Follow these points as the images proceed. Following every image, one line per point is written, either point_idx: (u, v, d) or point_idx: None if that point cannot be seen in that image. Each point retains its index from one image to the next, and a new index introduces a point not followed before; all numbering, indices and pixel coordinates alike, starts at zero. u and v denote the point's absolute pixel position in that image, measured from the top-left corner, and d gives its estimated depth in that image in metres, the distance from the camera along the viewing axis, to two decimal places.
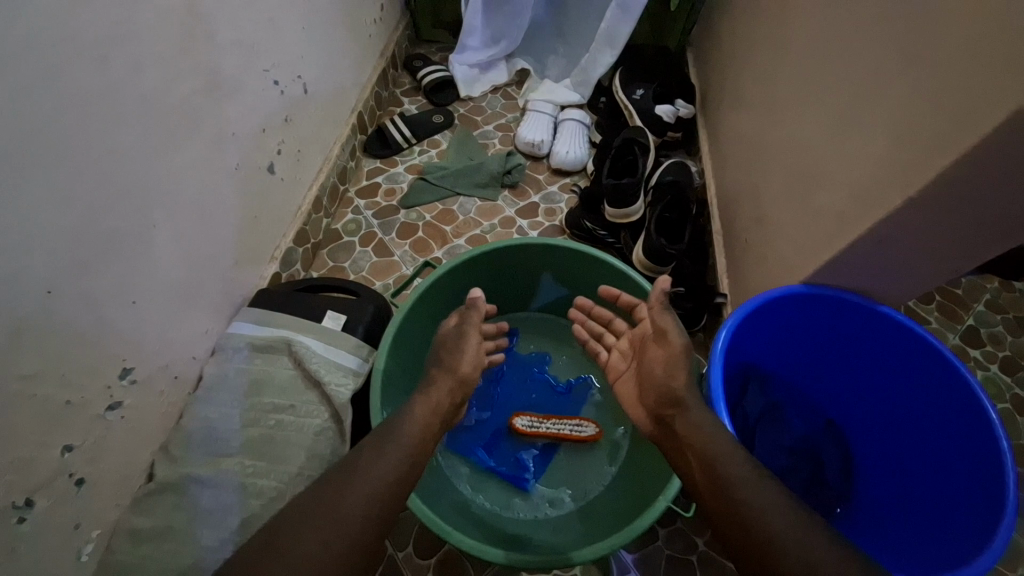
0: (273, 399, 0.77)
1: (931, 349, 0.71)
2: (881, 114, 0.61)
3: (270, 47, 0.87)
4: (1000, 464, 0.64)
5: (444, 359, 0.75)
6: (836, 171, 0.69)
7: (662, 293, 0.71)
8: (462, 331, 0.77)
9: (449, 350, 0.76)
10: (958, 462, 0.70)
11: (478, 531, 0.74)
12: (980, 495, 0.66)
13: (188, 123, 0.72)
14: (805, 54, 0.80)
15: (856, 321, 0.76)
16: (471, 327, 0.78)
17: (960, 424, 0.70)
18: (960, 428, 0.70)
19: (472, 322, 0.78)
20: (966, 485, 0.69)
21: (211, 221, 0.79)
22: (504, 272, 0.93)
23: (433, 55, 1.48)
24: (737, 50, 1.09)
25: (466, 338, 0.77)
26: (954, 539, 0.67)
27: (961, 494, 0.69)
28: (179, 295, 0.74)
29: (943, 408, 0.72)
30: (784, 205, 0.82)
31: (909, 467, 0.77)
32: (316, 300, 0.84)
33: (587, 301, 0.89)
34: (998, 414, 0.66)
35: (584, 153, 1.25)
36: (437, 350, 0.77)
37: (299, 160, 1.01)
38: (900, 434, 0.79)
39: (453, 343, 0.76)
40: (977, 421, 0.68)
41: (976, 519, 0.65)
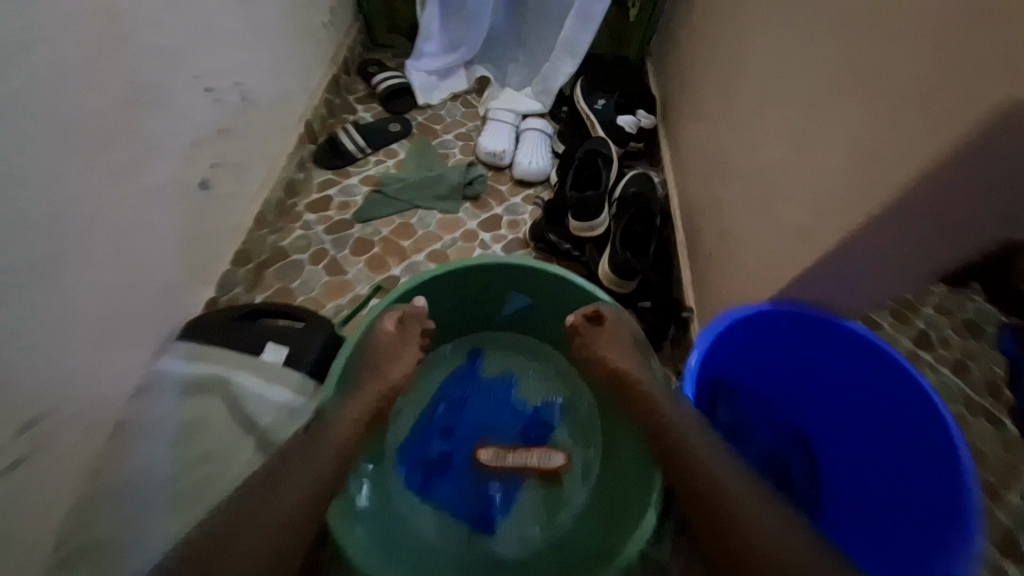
0: (206, 447, 0.70)
1: (896, 366, 0.69)
2: (842, 131, 0.60)
3: (203, 51, 0.79)
4: (963, 491, 0.62)
5: (378, 364, 0.74)
6: (798, 187, 0.68)
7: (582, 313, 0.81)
8: (400, 339, 0.77)
9: (384, 356, 0.74)
10: (930, 484, 0.68)
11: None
12: (948, 521, 0.64)
13: (102, 137, 0.64)
14: (761, 67, 0.80)
15: (821, 335, 0.75)
16: (409, 337, 0.78)
17: (929, 444, 0.68)
18: (930, 448, 0.68)
19: (411, 332, 0.78)
20: (936, 508, 0.67)
21: (133, 245, 0.71)
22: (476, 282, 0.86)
23: (389, 61, 1.42)
24: (695, 61, 1.09)
25: (404, 347, 0.77)
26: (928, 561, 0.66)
27: (933, 516, 0.67)
28: (93, 331, 0.66)
29: (912, 426, 0.70)
30: (746, 219, 0.81)
31: (892, 482, 0.75)
32: (254, 332, 0.78)
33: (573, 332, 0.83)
34: (962, 435, 0.63)
35: (546, 163, 1.22)
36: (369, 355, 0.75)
37: (239, 174, 0.93)
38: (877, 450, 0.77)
39: (389, 349, 0.75)
40: (943, 443, 0.65)
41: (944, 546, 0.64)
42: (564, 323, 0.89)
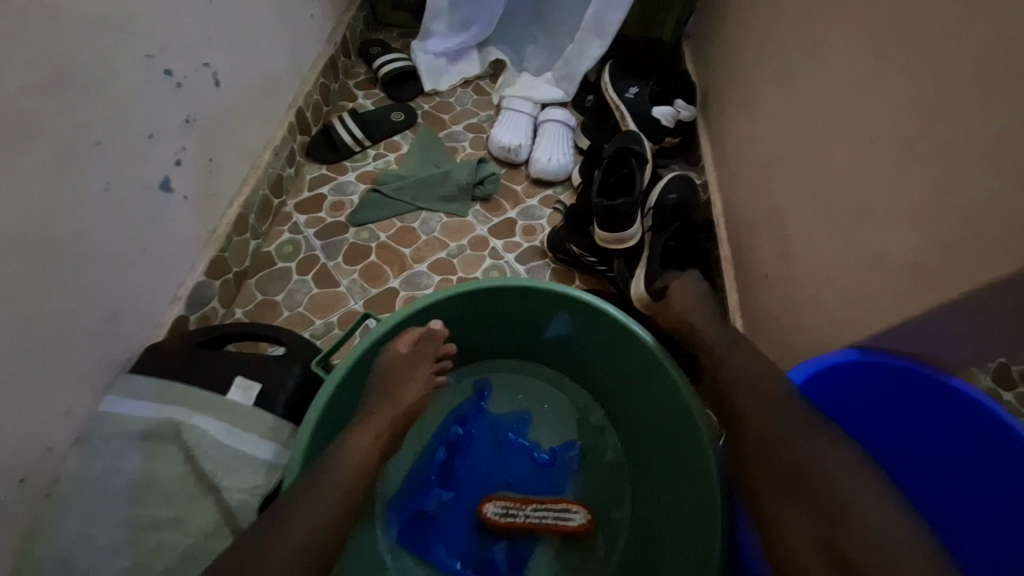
0: (153, 511, 0.57)
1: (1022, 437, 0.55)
2: (984, 135, 0.44)
3: (158, 26, 0.66)
4: None
5: (387, 390, 0.62)
6: (904, 206, 0.52)
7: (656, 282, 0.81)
8: (413, 361, 0.64)
9: (394, 380, 0.62)
10: None
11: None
12: None
13: (19, 132, 0.51)
14: (842, 49, 0.64)
15: (912, 390, 0.61)
16: (422, 358, 0.65)
17: None
18: None
19: (425, 353, 0.65)
20: None
21: (69, 263, 0.58)
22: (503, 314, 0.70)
23: (393, 41, 1.27)
24: (747, 43, 0.93)
25: (416, 367, 0.64)
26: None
27: None
28: (18, 370, 0.54)
29: None
30: (820, 239, 0.65)
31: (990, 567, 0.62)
32: (222, 362, 0.64)
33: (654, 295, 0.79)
34: None
35: (568, 160, 1.07)
36: (377, 378, 0.63)
37: (213, 172, 0.80)
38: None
39: (400, 372, 0.63)
40: None
41: None
42: (595, 359, 0.75)
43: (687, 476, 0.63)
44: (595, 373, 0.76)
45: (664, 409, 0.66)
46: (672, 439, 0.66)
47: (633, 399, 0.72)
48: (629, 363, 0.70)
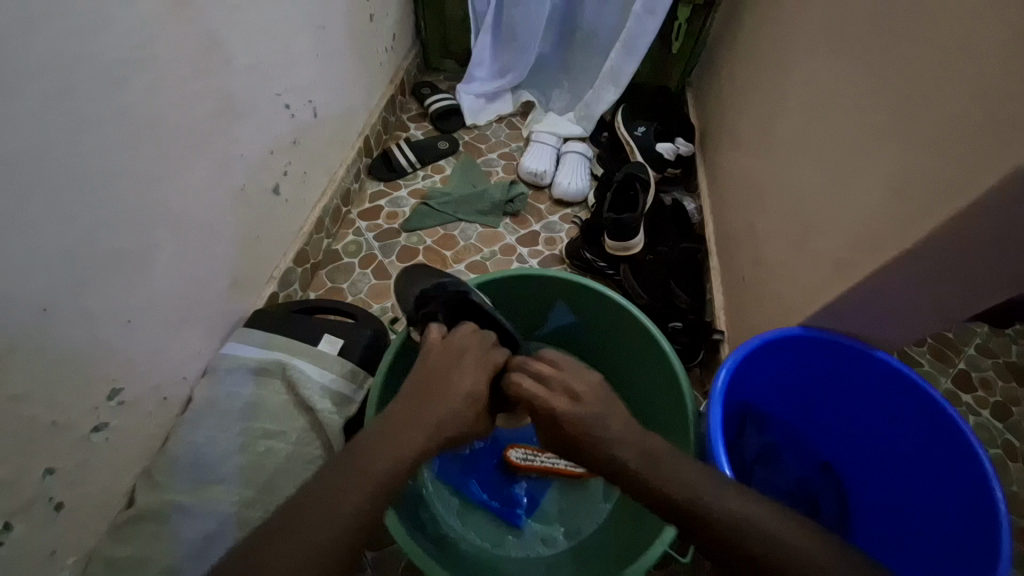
0: (263, 425, 0.75)
1: (895, 372, 0.72)
2: (881, 166, 0.62)
3: (283, 72, 0.89)
4: (988, 485, 0.64)
5: (439, 377, 0.59)
6: (835, 217, 0.70)
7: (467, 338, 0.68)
8: (464, 349, 0.63)
9: (446, 366, 0.60)
10: (945, 481, 0.70)
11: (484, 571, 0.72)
12: (975, 517, 0.66)
13: (198, 144, 0.73)
14: (803, 102, 0.83)
15: (825, 352, 0.76)
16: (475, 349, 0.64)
17: (939, 444, 0.71)
18: (940, 447, 0.71)
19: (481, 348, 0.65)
20: (959, 504, 0.68)
21: (213, 240, 0.79)
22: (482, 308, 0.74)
23: (441, 84, 1.52)
24: (736, 94, 1.13)
25: (467, 359, 0.63)
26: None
27: (957, 513, 0.68)
28: (176, 313, 0.74)
29: (918, 429, 0.73)
30: (783, 247, 0.83)
31: (861, 463, 0.82)
32: (312, 323, 0.84)
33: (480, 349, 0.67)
34: (969, 426, 0.67)
35: (585, 185, 1.27)
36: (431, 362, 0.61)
37: (304, 181, 1.02)
38: (892, 458, 0.78)
39: (452, 358, 0.62)
40: (954, 437, 0.69)
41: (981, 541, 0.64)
42: (600, 340, 0.94)
43: (673, 424, 0.80)
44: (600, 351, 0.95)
45: (656, 375, 0.84)
46: (663, 396, 0.83)
47: (631, 372, 0.90)
48: (627, 341, 0.89)
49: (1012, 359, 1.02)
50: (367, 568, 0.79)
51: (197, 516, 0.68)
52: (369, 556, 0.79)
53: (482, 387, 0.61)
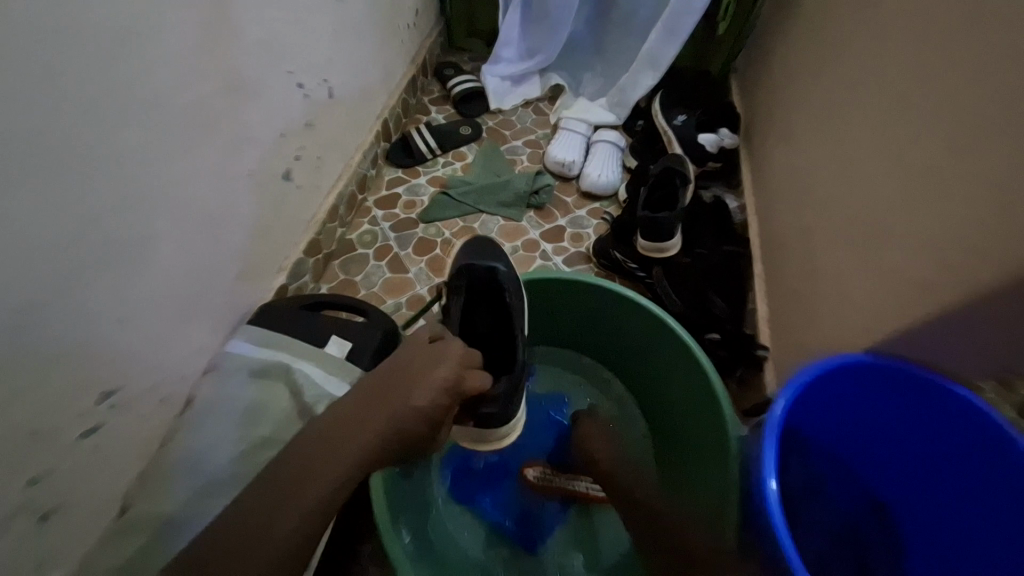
0: (267, 432, 0.70)
1: (973, 415, 0.60)
2: (984, 172, 0.52)
3: (296, 48, 0.82)
4: None
5: (405, 379, 0.56)
6: (917, 229, 0.60)
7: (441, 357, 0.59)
8: (438, 356, 0.58)
9: (412, 372, 0.56)
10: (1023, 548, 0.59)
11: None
12: None
13: (203, 125, 0.67)
14: (874, 92, 0.73)
15: (893, 382, 0.65)
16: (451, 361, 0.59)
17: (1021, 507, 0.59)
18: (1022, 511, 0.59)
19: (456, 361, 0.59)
20: None
21: (219, 231, 0.74)
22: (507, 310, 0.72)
23: (465, 64, 1.43)
24: (790, 81, 1.02)
25: (435, 368, 0.57)
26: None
27: None
28: (176, 309, 0.69)
29: (997, 485, 0.61)
30: (845, 257, 0.73)
31: (925, 509, 0.71)
32: (321, 322, 0.78)
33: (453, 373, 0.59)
34: None
35: (616, 178, 1.18)
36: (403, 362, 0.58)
37: (318, 167, 0.96)
38: (963, 512, 0.66)
39: (420, 363, 0.57)
40: None
41: None
42: (628, 350, 0.86)
43: (710, 451, 0.72)
44: (628, 363, 0.87)
45: (691, 394, 0.77)
46: (698, 419, 0.75)
47: (663, 388, 0.82)
48: (660, 354, 0.81)
49: None
50: None
51: (195, 529, 0.64)
52: (375, 572, 0.75)
53: (442, 404, 0.56)
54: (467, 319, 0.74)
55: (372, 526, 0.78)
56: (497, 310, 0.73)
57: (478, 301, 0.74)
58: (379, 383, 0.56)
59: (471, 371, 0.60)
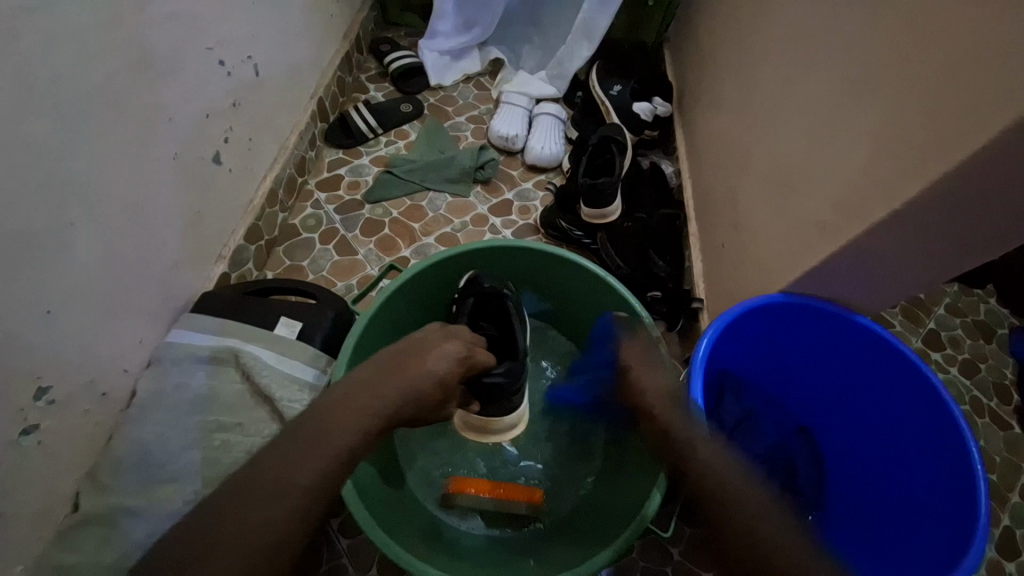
0: (218, 418, 0.69)
1: (876, 336, 0.71)
2: (866, 123, 0.59)
3: (214, 23, 0.78)
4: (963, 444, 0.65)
5: (410, 355, 0.59)
6: (818, 177, 0.67)
7: (448, 335, 0.64)
8: (446, 333, 0.64)
9: (415, 351, 0.60)
10: (916, 442, 0.72)
11: (479, 565, 0.70)
12: (950, 473, 0.67)
13: (117, 105, 0.64)
14: (785, 55, 0.79)
15: (809, 320, 0.74)
16: (459, 338, 0.65)
17: (914, 407, 0.72)
18: (916, 411, 0.72)
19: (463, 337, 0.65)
20: (933, 464, 0.70)
21: (145, 217, 0.71)
22: (508, 314, 0.77)
23: (402, 40, 1.39)
24: (715, 49, 1.07)
25: (441, 346, 0.61)
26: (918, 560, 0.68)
27: (930, 474, 0.70)
28: (107, 300, 0.66)
29: (895, 393, 0.74)
30: (764, 210, 0.79)
31: (836, 430, 0.83)
32: (267, 306, 0.77)
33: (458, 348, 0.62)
34: (945, 386, 0.68)
35: (559, 148, 1.20)
36: (404, 344, 0.61)
37: (250, 149, 0.92)
38: (867, 425, 0.79)
39: (423, 345, 0.61)
40: (930, 398, 0.69)
41: (954, 502, 0.66)
42: (575, 313, 0.90)
43: None
44: (575, 324, 0.92)
45: None
46: None
47: None
48: (603, 312, 0.86)
49: (979, 317, 1.04)
50: (343, 556, 0.76)
51: (151, 520, 0.63)
52: (343, 543, 0.77)
53: (453, 373, 0.61)
54: (472, 326, 0.79)
55: (338, 502, 0.79)
56: (500, 317, 0.78)
57: (482, 311, 0.79)
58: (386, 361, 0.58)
59: (478, 349, 0.67)
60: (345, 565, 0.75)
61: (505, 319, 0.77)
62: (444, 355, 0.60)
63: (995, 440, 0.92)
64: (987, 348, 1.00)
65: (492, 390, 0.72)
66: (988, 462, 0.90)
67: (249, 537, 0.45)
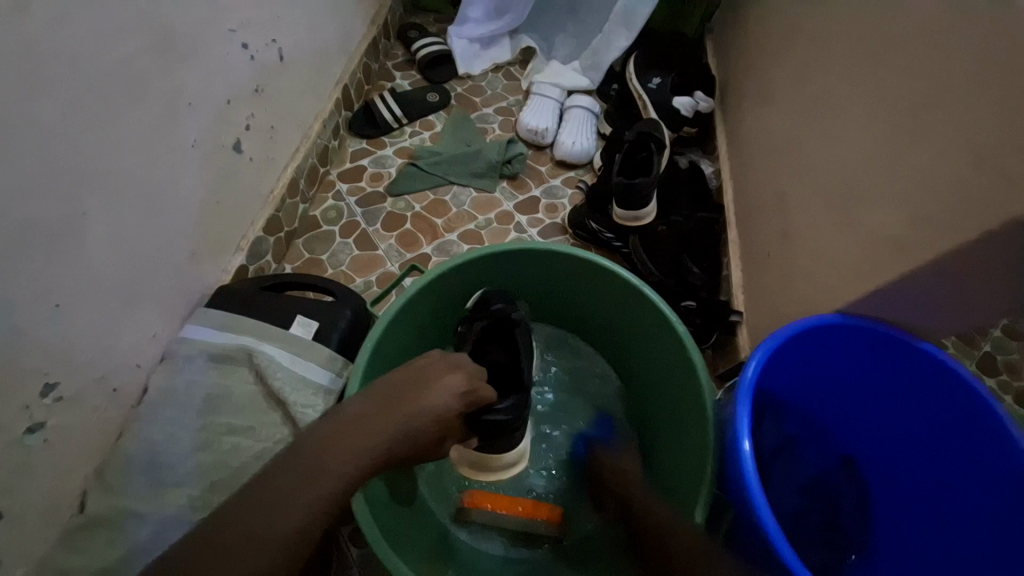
0: (230, 420, 0.67)
1: (940, 367, 0.64)
2: (958, 129, 0.51)
3: (237, 4, 0.74)
4: None
5: (407, 388, 0.54)
6: (891, 188, 0.60)
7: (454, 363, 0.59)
8: (449, 363, 0.58)
9: (415, 383, 0.55)
10: (978, 484, 0.65)
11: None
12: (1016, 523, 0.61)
13: (133, 89, 0.60)
14: (853, 49, 0.71)
15: (865, 345, 0.68)
16: (464, 369, 0.59)
17: (978, 446, 0.65)
18: (979, 450, 0.65)
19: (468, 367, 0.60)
20: (996, 511, 0.63)
21: (162, 207, 0.68)
22: (518, 343, 0.72)
23: (430, 26, 1.34)
24: (765, 40, 0.99)
25: (446, 377, 0.56)
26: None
27: (992, 521, 0.63)
28: (120, 294, 0.64)
29: (956, 429, 0.67)
30: (820, 220, 0.72)
31: (883, 462, 0.76)
32: (284, 303, 0.74)
33: (461, 381, 0.57)
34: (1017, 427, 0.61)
35: (591, 144, 1.14)
36: (402, 372, 0.56)
37: (271, 138, 0.89)
38: (920, 460, 0.72)
39: (421, 378, 0.56)
40: (997, 439, 0.62)
41: None
42: (603, 323, 0.85)
43: (685, 419, 0.72)
44: (604, 334, 0.87)
45: (667, 362, 0.76)
46: (676, 386, 0.74)
47: (640, 357, 0.82)
48: (636, 324, 0.80)
49: None
50: (353, 566, 0.73)
51: (157, 523, 0.61)
52: (354, 553, 0.74)
53: (453, 409, 0.56)
54: (479, 350, 0.73)
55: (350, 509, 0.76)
56: (510, 345, 0.74)
57: (492, 334, 0.75)
58: (384, 388, 0.54)
59: (482, 383, 0.61)
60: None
61: (513, 350, 0.73)
62: (445, 391, 0.56)
63: None
64: None
65: (493, 428, 0.66)
66: None
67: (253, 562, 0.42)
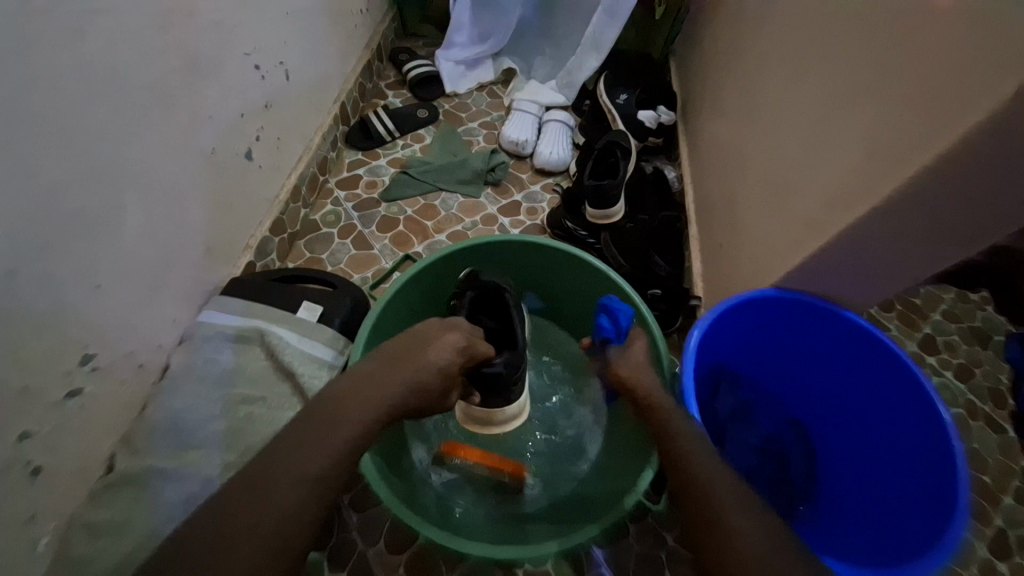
0: (244, 391, 0.76)
1: (867, 334, 0.75)
2: (854, 128, 0.63)
3: (252, 31, 0.85)
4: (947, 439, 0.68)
5: (412, 346, 0.64)
6: (809, 179, 0.71)
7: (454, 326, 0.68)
8: (447, 325, 0.68)
9: (413, 347, 0.64)
10: (903, 437, 0.75)
11: (479, 535, 0.75)
12: (932, 467, 0.70)
13: (164, 103, 0.70)
14: (783, 67, 0.84)
15: (802, 316, 0.78)
16: (462, 331, 0.68)
17: (902, 404, 0.75)
18: (903, 407, 0.75)
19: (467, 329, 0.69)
20: (917, 458, 0.73)
21: (185, 205, 0.77)
22: (508, 308, 0.78)
23: (419, 50, 1.47)
24: (718, 61, 1.12)
25: (442, 337, 0.65)
26: (897, 547, 0.70)
27: (913, 468, 0.73)
28: (148, 280, 0.72)
29: (884, 390, 0.77)
30: (760, 211, 0.84)
31: (826, 424, 0.86)
32: (291, 291, 0.83)
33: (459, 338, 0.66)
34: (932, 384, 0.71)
35: (567, 153, 1.26)
36: (408, 335, 0.66)
37: (277, 148, 0.99)
38: (856, 421, 0.82)
39: (420, 340, 0.65)
40: (917, 396, 0.73)
41: (934, 494, 0.69)
42: (576, 307, 0.95)
43: None
44: (578, 318, 0.97)
45: None
46: None
47: None
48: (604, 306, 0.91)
49: (974, 323, 1.06)
50: (352, 529, 0.80)
51: (177, 481, 0.68)
52: (354, 517, 0.81)
53: (456, 362, 0.65)
54: (473, 318, 0.80)
55: (350, 478, 0.84)
56: (501, 311, 0.80)
57: (482, 304, 0.81)
58: (392, 351, 0.64)
59: (479, 340, 0.70)
60: (355, 536, 0.80)
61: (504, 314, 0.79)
62: (447, 348, 0.65)
63: (988, 442, 0.94)
64: (983, 353, 1.03)
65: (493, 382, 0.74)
66: (979, 463, 0.92)
67: (280, 489, 0.50)
